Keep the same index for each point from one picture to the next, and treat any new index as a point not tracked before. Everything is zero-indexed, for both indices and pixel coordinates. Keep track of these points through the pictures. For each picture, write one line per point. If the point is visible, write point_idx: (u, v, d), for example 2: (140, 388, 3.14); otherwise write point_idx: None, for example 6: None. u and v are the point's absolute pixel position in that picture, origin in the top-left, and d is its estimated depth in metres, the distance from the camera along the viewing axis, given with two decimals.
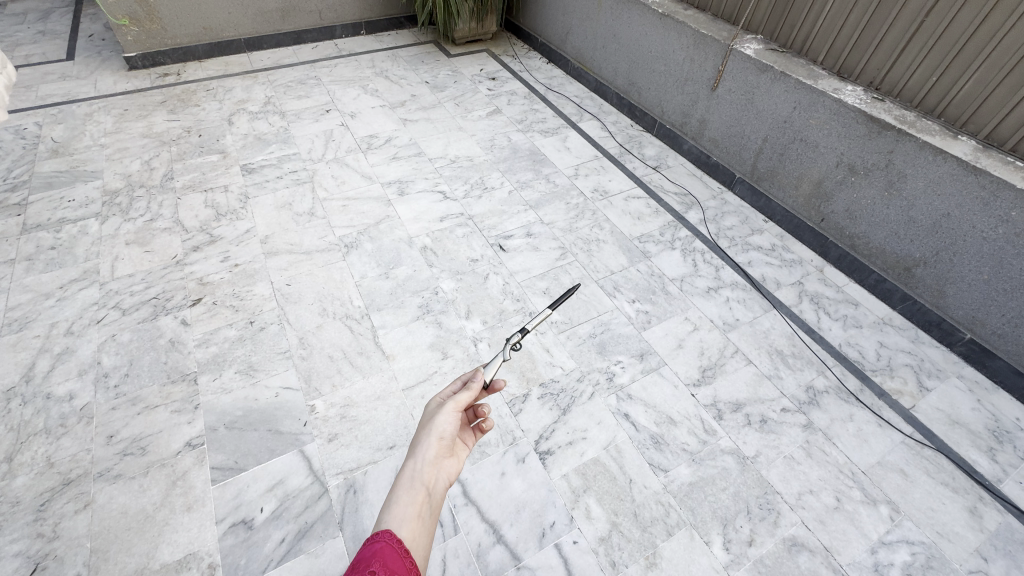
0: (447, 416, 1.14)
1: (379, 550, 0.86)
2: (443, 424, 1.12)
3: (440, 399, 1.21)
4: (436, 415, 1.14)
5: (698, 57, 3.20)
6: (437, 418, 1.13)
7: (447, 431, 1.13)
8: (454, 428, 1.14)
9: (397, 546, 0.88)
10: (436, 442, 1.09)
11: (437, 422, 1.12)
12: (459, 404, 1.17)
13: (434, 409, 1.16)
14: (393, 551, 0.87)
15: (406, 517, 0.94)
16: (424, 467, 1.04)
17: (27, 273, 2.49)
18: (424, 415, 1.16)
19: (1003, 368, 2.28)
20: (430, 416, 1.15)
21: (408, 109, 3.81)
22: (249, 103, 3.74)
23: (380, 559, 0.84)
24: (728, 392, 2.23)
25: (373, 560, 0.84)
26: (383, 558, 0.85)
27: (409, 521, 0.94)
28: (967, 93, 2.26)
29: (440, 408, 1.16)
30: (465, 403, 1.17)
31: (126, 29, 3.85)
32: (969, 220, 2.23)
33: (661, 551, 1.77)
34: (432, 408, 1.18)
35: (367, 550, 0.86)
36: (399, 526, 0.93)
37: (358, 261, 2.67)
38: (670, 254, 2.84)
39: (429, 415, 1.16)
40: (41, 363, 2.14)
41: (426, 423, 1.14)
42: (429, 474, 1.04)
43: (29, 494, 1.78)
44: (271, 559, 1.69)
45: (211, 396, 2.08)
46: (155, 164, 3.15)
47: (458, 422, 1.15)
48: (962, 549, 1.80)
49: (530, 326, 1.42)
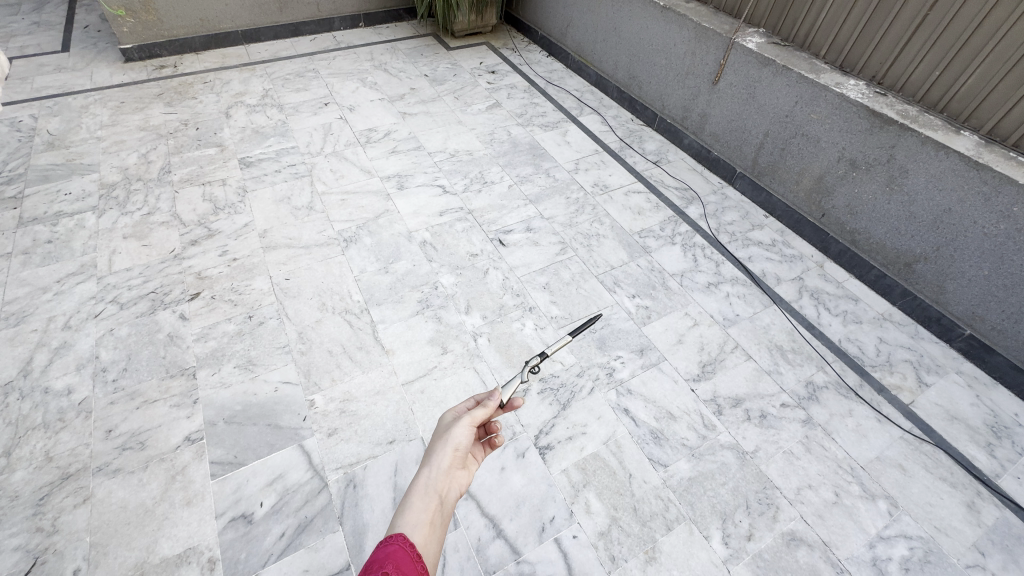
0: (463, 429, 1.14)
1: (392, 553, 0.85)
2: (459, 436, 1.13)
3: (455, 413, 1.21)
4: (452, 427, 1.14)
5: (699, 50, 3.18)
6: (453, 431, 1.13)
7: (462, 443, 1.13)
8: (469, 442, 1.14)
9: (410, 550, 0.88)
10: (451, 453, 1.09)
11: (453, 434, 1.12)
12: (475, 419, 1.17)
13: (449, 422, 1.17)
14: (406, 554, 0.86)
15: (419, 523, 0.94)
16: (437, 477, 1.04)
17: (24, 266, 2.47)
18: (440, 427, 1.16)
19: (1002, 363, 2.28)
20: (446, 428, 1.16)
21: (407, 103, 3.78)
22: (247, 96, 3.71)
23: (393, 560, 0.84)
24: (728, 387, 2.23)
25: (387, 561, 0.83)
26: (396, 560, 0.84)
27: (422, 527, 0.94)
28: (972, 86, 2.23)
29: (456, 421, 1.16)
30: (480, 419, 1.17)
31: (122, 20, 3.80)
32: (969, 215, 2.23)
33: (660, 545, 1.77)
34: (447, 421, 1.18)
35: (380, 552, 0.86)
36: (413, 531, 0.93)
37: (358, 255, 2.66)
38: (671, 249, 2.83)
39: (444, 427, 1.16)
40: (39, 358, 2.13)
41: (441, 433, 1.14)
42: (443, 484, 1.04)
43: (27, 489, 1.78)
44: (271, 554, 1.68)
45: (210, 390, 2.08)
46: (152, 157, 3.13)
47: (473, 437, 1.15)
48: (960, 544, 1.81)
49: (551, 349, 1.52)
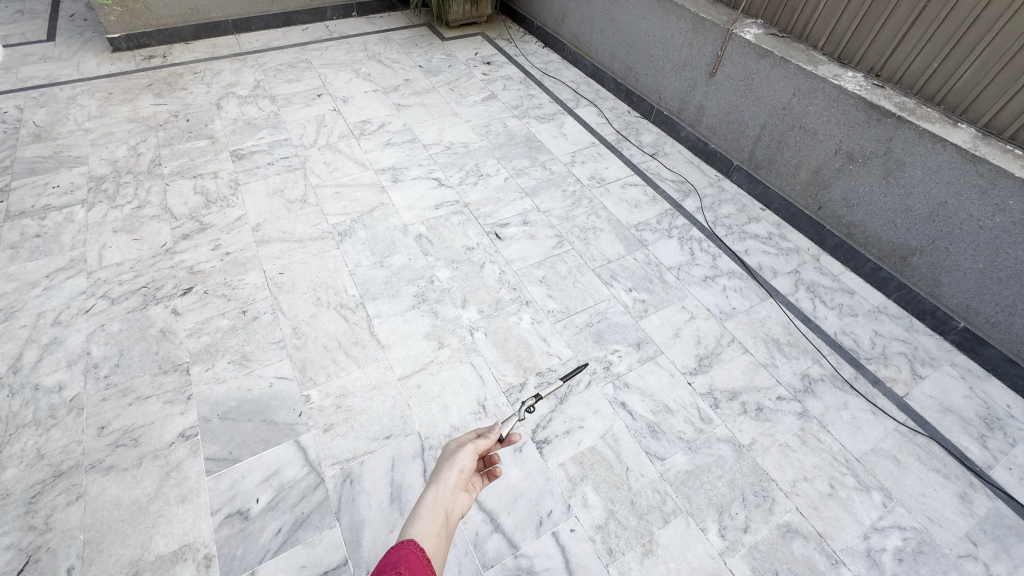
0: (469, 453, 1.12)
1: (406, 555, 0.85)
2: (465, 459, 1.11)
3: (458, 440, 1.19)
4: (458, 450, 1.13)
5: (697, 41, 3.16)
6: (458, 453, 1.12)
7: (467, 466, 1.11)
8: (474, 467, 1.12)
9: (421, 554, 0.87)
10: (458, 474, 1.08)
11: (460, 456, 1.11)
12: (478, 447, 1.15)
13: (455, 447, 1.15)
14: (417, 558, 0.85)
15: (427, 533, 0.94)
16: (444, 494, 1.03)
17: (12, 261, 2.43)
18: (445, 450, 1.14)
19: (995, 356, 2.30)
20: (451, 452, 1.14)
21: (401, 94, 3.74)
22: (238, 87, 3.65)
23: (406, 562, 0.83)
24: (725, 380, 2.23)
25: (400, 562, 0.83)
26: (409, 562, 0.84)
27: (429, 537, 0.94)
28: (968, 80, 2.23)
29: (461, 445, 1.15)
30: (484, 448, 1.16)
31: (109, 9, 3.72)
32: (965, 209, 2.23)
33: (657, 538, 1.78)
34: (451, 446, 1.16)
35: (392, 554, 0.85)
36: (422, 539, 0.92)
37: (353, 249, 2.63)
38: (667, 242, 2.82)
39: (449, 450, 1.15)
40: (28, 354, 2.10)
41: (447, 456, 1.13)
42: (447, 501, 1.02)
43: (19, 486, 1.76)
44: (267, 550, 1.68)
45: (203, 386, 2.06)
46: (142, 149, 3.08)
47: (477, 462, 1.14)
48: (952, 534, 1.83)
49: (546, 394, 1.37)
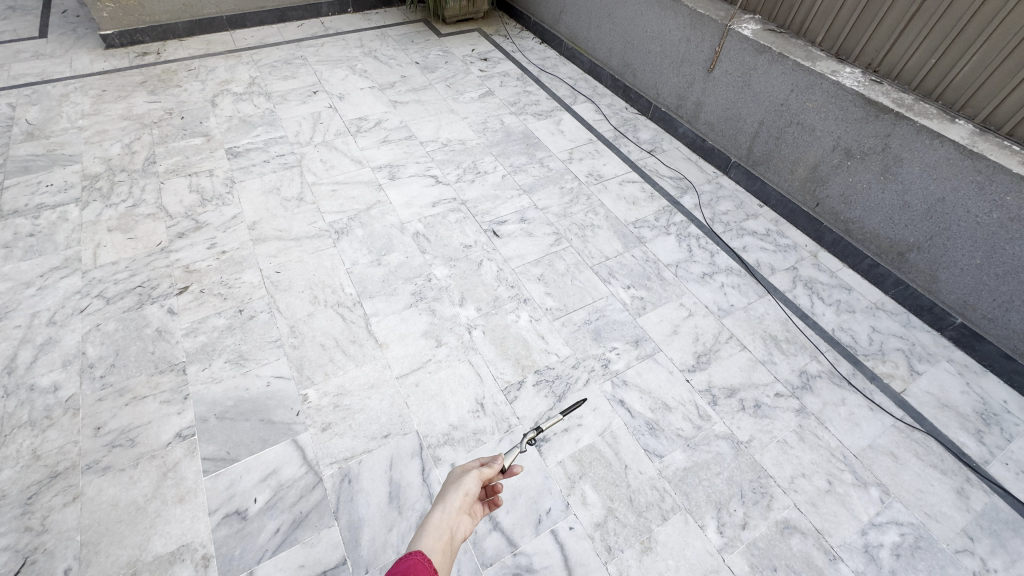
0: (474, 478, 1.10)
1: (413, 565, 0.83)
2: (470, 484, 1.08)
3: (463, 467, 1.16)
4: (462, 475, 1.10)
5: (695, 37, 3.14)
6: (463, 477, 1.09)
7: (472, 491, 1.08)
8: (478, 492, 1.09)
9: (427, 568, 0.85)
10: (463, 497, 1.05)
11: (465, 479, 1.08)
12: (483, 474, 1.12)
13: (460, 472, 1.12)
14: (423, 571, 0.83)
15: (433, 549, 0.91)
16: (449, 515, 1.00)
17: (5, 261, 2.41)
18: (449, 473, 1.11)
19: (993, 351, 2.31)
20: (456, 476, 1.11)
21: (397, 91, 3.71)
22: (233, 84, 3.62)
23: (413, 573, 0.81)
24: (723, 377, 2.23)
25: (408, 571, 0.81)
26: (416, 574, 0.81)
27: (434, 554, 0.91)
28: (967, 75, 2.23)
29: (466, 471, 1.12)
30: (489, 475, 1.12)
31: (102, 5, 3.68)
32: (962, 205, 2.23)
33: (656, 535, 1.78)
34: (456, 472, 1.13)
35: (399, 565, 0.84)
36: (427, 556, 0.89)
37: (350, 248, 2.62)
38: (665, 239, 2.82)
39: (454, 475, 1.12)
40: (23, 355, 2.08)
41: (452, 480, 1.10)
42: (452, 523, 0.99)
43: (15, 487, 1.75)
44: (266, 549, 1.67)
45: (200, 386, 2.04)
46: (136, 147, 3.06)
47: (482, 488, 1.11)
48: (949, 529, 1.84)
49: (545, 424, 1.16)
